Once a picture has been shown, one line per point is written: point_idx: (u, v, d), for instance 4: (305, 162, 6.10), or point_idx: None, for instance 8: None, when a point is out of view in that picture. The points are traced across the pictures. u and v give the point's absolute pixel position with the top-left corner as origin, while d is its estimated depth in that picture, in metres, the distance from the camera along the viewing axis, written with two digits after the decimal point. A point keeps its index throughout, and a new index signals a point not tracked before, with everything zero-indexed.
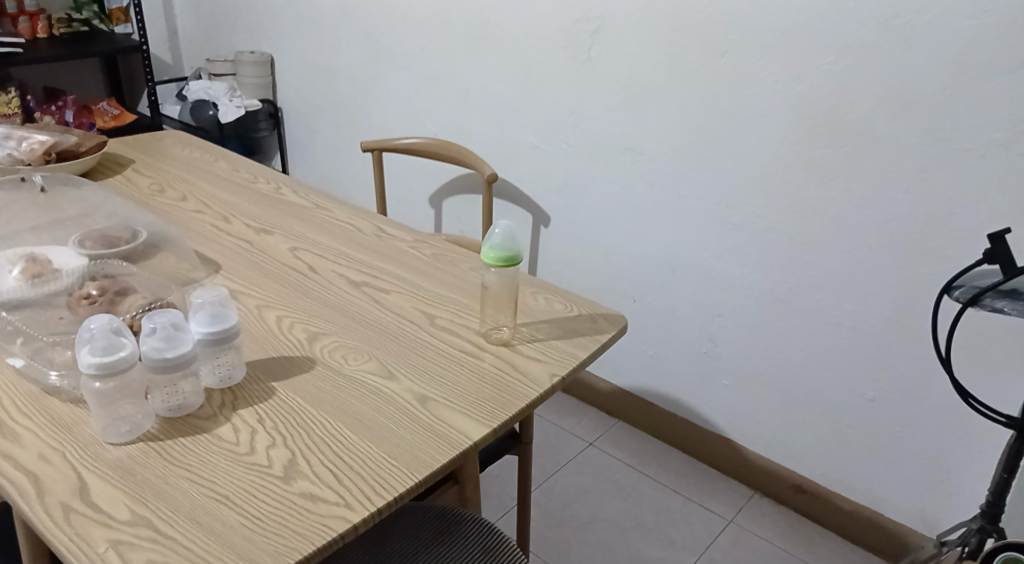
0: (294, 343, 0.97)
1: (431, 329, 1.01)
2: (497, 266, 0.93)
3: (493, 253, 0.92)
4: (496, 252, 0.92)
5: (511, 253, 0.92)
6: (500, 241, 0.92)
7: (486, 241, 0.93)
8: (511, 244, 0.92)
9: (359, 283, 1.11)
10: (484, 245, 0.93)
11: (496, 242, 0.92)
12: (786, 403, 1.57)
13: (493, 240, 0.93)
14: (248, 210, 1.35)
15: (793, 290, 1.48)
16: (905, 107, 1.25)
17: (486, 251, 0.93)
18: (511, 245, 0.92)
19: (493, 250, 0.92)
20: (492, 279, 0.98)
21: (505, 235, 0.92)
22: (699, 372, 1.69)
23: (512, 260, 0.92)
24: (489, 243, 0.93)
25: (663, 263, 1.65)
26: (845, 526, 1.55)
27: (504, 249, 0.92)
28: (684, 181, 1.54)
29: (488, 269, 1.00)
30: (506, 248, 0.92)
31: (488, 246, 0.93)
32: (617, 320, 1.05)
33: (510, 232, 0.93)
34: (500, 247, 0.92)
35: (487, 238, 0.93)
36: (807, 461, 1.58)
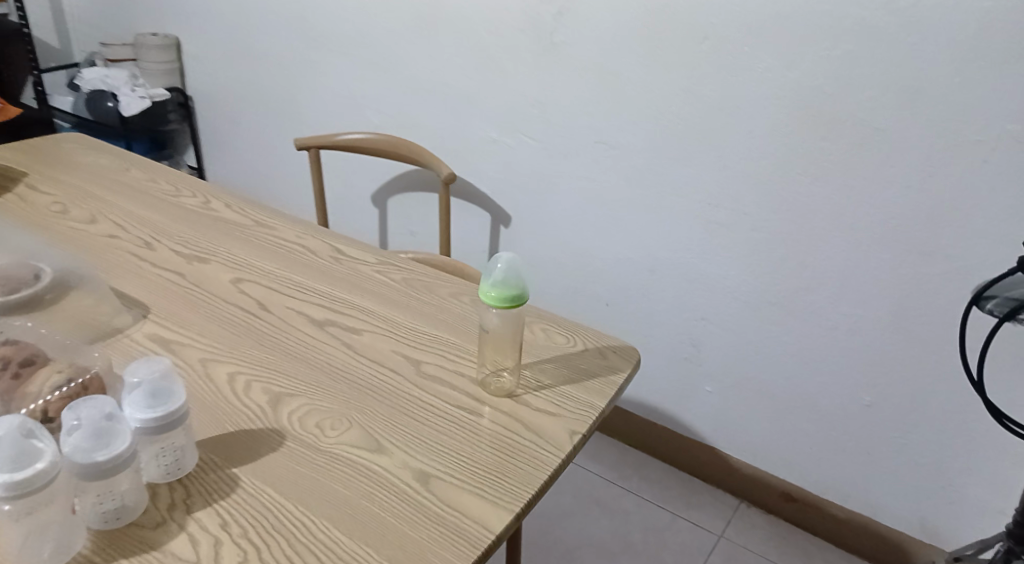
0: (254, 410, 0.79)
1: (418, 380, 0.85)
2: (501, 307, 0.77)
3: (495, 290, 0.77)
4: (499, 289, 0.77)
5: (517, 291, 0.77)
6: (503, 276, 0.77)
7: (485, 276, 0.78)
8: (517, 278, 0.77)
9: (323, 323, 0.94)
10: (483, 281, 0.78)
11: (499, 277, 0.77)
12: (776, 409, 1.49)
13: (495, 275, 0.78)
14: (177, 231, 1.14)
15: (783, 292, 1.39)
16: (910, 97, 1.15)
17: (486, 289, 0.78)
18: (517, 282, 0.77)
19: (494, 287, 0.77)
20: (491, 321, 0.84)
21: (508, 268, 0.78)
22: (680, 378, 1.59)
23: (518, 299, 0.77)
24: (490, 278, 0.78)
25: (641, 265, 1.53)
26: (839, 535, 1.51)
27: (508, 284, 0.77)
28: (665, 178, 1.42)
29: (486, 308, 0.85)
30: (510, 284, 0.77)
31: (489, 282, 0.78)
32: (629, 354, 0.92)
33: (513, 266, 0.78)
34: (504, 283, 0.77)
35: (487, 273, 0.78)
36: (797, 467, 1.51)
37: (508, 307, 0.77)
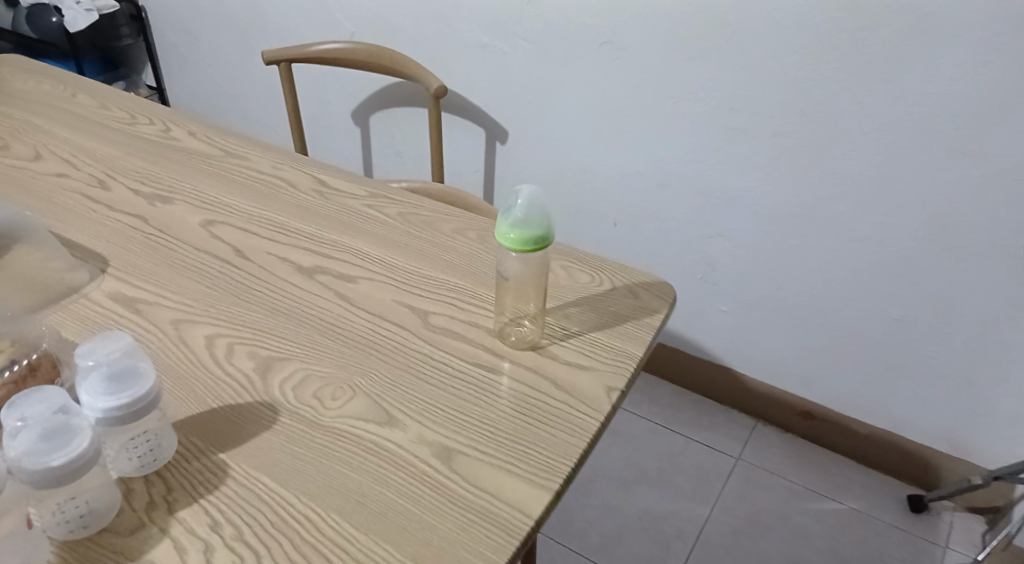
0: (240, 380, 0.68)
1: (427, 335, 0.74)
2: (525, 249, 0.66)
3: (515, 231, 0.66)
4: (520, 230, 0.65)
5: (542, 230, 0.66)
6: (524, 214, 0.66)
7: (503, 213, 0.67)
8: (541, 216, 0.66)
9: (312, 271, 0.82)
10: (501, 220, 0.67)
11: (520, 216, 0.66)
12: (797, 327, 1.40)
13: (514, 213, 0.66)
14: (137, 167, 1.00)
15: (809, 203, 1.27)
16: None
17: (504, 230, 0.66)
18: (541, 219, 0.66)
19: (514, 228, 0.66)
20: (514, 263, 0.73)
21: (530, 204, 0.66)
22: (694, 298, 1.49)
23: (542, 240, 0.66)
24: (509, 217, 0.66)
25: (651, 180, 1.40)
26: (861, 451, 1.45)
27: (531, 224, 0.65)
28: (678, 81, 1.27)
29: (504, 254, 0.74)
30: (533, 224, 0.65)
31: (508, 221, 0.66)
32: (664, 291, 0.81)
33: (537, 201, 0.66)
34: (526, 223, 0.65)
35: (504, 211, 0.67)
36: (817, 385, 1.45)
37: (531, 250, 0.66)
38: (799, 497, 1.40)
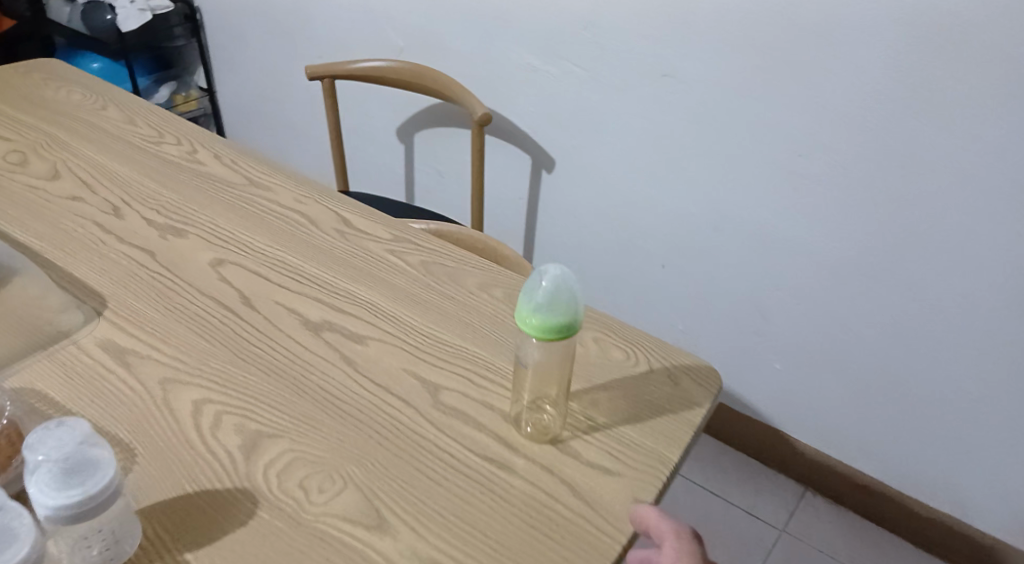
0: (220, 459, 0.61)
1: (435, 415, 0.66)
2: (550, 337, 0.57)
3: (538, 318, 0.57)
4: (544, 317, 0.57)
5: (569, 317, 0.57)
6: (549, 299, 0.57)
7: (525, 294, 0.58)
8: (569, 302, 0.57)
9: (320, 327, 0.75)
10: (522, 301, 0.58)
11: (543, 300, 0.57)
12: (858, 393, 1.28)
13: (539, 295, 0.57)
14: (154, 192, 0.94)
15: (881, 263, 1.14)
16: None
17: (525, 314, 0.58)
18: (568, 304, 0.57)
19: (537, 314, 0.57)
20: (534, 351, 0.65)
21: (558, 287, 0.57)
22: (745, 351, 1.38)
23: (569, 329, 0.57)
24: (532, 299, 0.57)
25: (704, 222, 1.28)
26: (920, 533, 1.33)
27: (557, 310, 0.57)
28: (742, 120, 1.15)
29: (524, 343, 0.65)
30: (559, 310, 0.57)
31: (530, 305, 0.57)
32: (707, 379, 0.72)
33: (563, 283, 0.58)
34: (551, 309, 0.57)
35: (527, 292, 0.58)
36: (876, 458, 1.32)
37: (555, 339, 0.58)
38: None
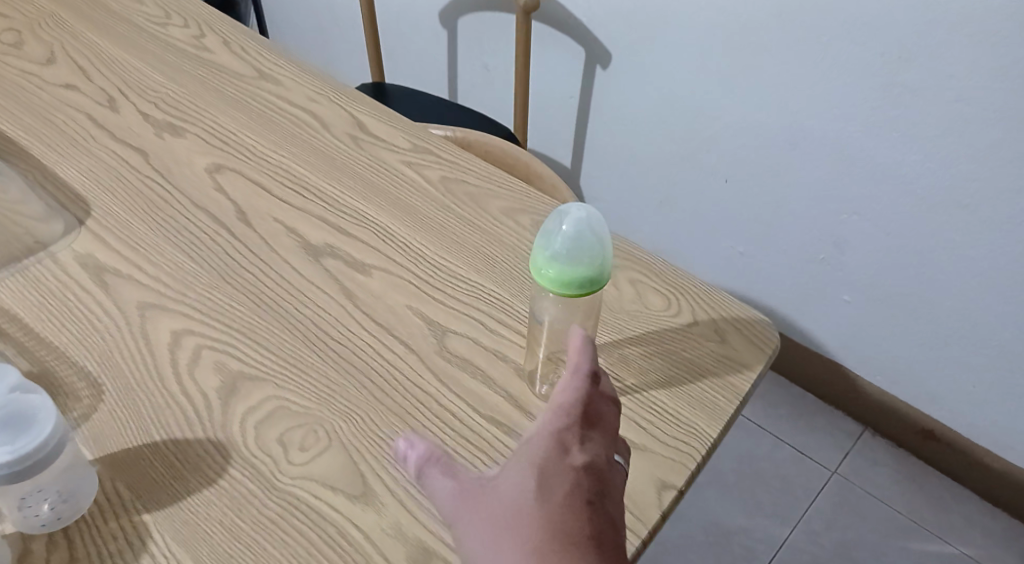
0: (194, 406, 0.54)
1: (440, 366, 0.57)
2: (570, 293, 0.48)
3: (557, 270, 0.47)
4: (563, 268, 0.47)
5: (593, 271, 0.47)
6: (570, 247, 0.47)
7: (541, 239, 0.48)
8: (594, 251, 0.47)
9: (320, 252, 0.66)
10: (536, 248, 0.49)
11: (564, 250, 0.47)
12: (935, 334, 1.16)
13: (557, 242, 0.47)
14: (154, 83, 0.84)
15: (983, 193, 0.99)
16: None
17: (541, 264, 0.48)
18: (594, 254, 0.47)
19: (555, 265, 0.47)
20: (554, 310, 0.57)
21: (580, 231, 0.47)
22: (810, 281, 1.25)
23: (595, 283, 0.47)
24: (548, 247, 0.48)
25: (778, 135, 1.12)
26: (985, 484, 1.23)
27: (580, 260, 0.47)
28: (834, 15, 0.97)
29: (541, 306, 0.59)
30: (582, 262, 0.47)
31: (547, 254, 0.47)
32: (762, 337, 0.61)
33: (589, 229, 0.47)
34: (573, 259, 0.47)
35: (542, 237, 0.48)
36: (946, 403, 1.21)
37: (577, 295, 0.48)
38: (899, 532, 1.21)
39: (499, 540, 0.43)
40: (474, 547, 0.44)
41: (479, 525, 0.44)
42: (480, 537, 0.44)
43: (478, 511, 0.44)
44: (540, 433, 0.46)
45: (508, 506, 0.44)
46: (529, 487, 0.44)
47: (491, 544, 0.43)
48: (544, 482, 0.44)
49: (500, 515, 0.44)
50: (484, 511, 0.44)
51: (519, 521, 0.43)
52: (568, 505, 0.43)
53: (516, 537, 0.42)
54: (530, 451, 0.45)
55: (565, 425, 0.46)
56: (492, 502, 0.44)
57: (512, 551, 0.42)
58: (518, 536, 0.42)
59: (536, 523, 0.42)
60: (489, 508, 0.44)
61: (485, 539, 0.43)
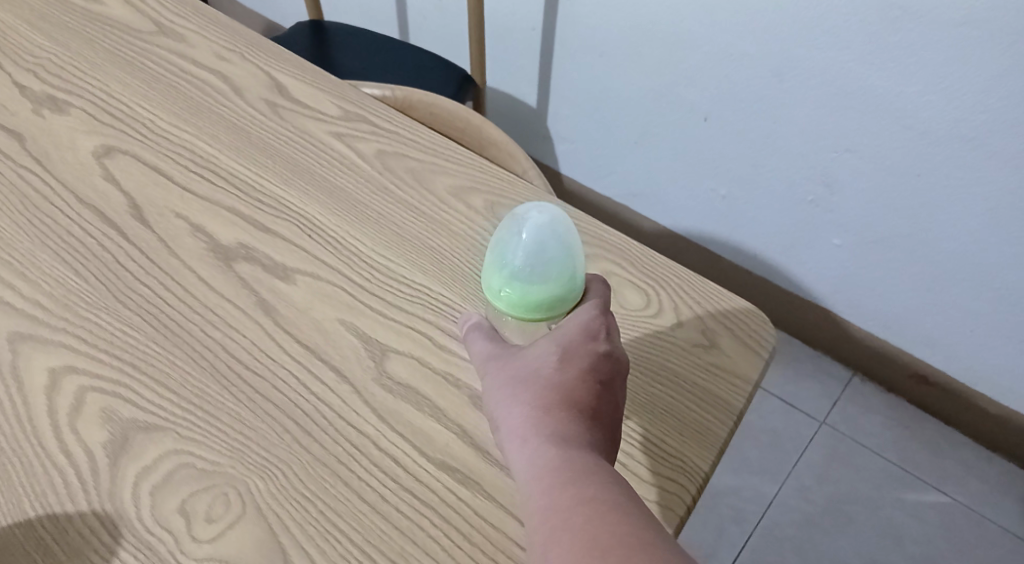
0: (72, 470, 0.44)
1: (378, 399, 0.48)
2: (529, 312, 0.47)
3: (522, 286, 0.47)
4: (520, 289, 0.47)
5: (553, 289, 0.46)
6: (530, 260, 0.46)
7: (498, 256, 0.48)
8: (555, 262, 0.46)
9: (232, 255, 0.55)
10: (492, 266, 0.48)
11: (521, 268, 0.47)
12: (934, 277, 1.07)
13: (518, 256, 0.47)
14: (30, 45, 0.70)
15: (993, 125, 0.88)
16: None
17: (499, 286, 0.48)
18: (553, 269, 0.46)
19: (517, 285, 0.47)
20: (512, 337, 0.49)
21: (542, 240, 0.47)
22: (799, 223, 1.15)
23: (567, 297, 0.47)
24: (509, 263, 0.47)
25: (765, 66, 1.00)
26: (980, 427, 1.18)
27: (549, 276, 0.46)
28: None
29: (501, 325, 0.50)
30: (539, 279, 0.46)
31: (506, 273, 0.47)
32: (756, 337, 0.52)
33: (549, 239, 0.47)
34: (538, 275, 0.46)
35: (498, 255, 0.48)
36: (943, 348, 1.15)
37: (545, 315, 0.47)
38: (892, 481, 1.16)
39: (513, 395, 0.43)
40: (492, 398, 0.45)
41: (500, 378, 0.45)
42: (498, 393, 0.44)
43: (503, 369, 0.45)
44: (574, 314, 0.45)
45: (529, 366, 0.44)
46: (548, 356, 0.43)
47: (505, 397, 0.44)
48: (565, 358, 0.43)
49: (519, 373, 0.44)
50: (509, 366, 0.45)
51: (533, 381, 0.43)
52: (581, 377, 0.42)
53: (528, 394, 0.43)
54: (561, 328, 0.45)
55: (596, 314, 0.45)
56: (515, 361, 0.44)
57: (521, 405, 0.43)
58: (530, 394, 0.43)
59: (547, 387, 0.42)
60: (511, 369, 0.44)
61: (501, 391, 0.44)
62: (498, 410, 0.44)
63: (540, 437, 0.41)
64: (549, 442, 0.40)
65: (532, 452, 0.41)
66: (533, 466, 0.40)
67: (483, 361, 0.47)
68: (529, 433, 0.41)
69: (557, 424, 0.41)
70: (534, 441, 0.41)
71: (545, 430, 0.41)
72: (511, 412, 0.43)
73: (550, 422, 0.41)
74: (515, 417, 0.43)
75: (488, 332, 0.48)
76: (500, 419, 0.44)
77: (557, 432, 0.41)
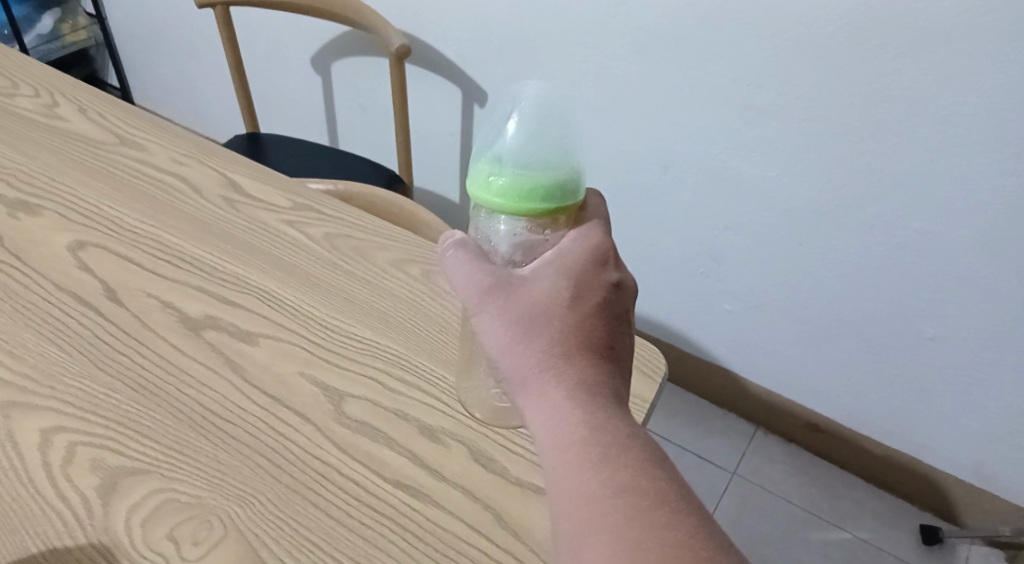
0: (68, 511, 0.50)
1: (338, 435, 0.56)
2: (522, 203, 0.50)
3: (516, 175, 0.50)
4: (516, 178, 0.49)
5: (549, 180, 0.49)
6: (527, 155, 0.50)
7: (497, 150, 0.51)
8: (549, 160, 0.50)
9: (199, 324, 0.63)
10: (491, 159, 0.51)
11: (519, 159, 0.50)
12: (814, 334, 1.22)
13: (516, 151, 0.50)
14: (3, 158, 0.78)
15: (838, 201, 1.05)
16: None
17: (495, 177, 0.50)
18: (548, 163, 0.50)
19: (518, 170, 0.50)
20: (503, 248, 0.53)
21: (539, 137, 0.51)
22: (696, 293, 1.30)
23: (568, 191, 0.50)
24: (506, 157, 0.50)
25: (652, 160, 1.16)
26: (871, 469, 1.31)
27: (545, 169, 0.50)
28: (685, 45, 1.02)
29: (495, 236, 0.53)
30: (534, 169, 0.50)
31: (503, 165, 0.50)
32: (649, 365, 0.63)
33: (545, 138, 0.51)
34: (535, 166, 0.50)
35: (498, 146, 0.51)
36: (830, 398, 1.29)
37: (545, 209, 0.50)
38: (800, 523, 1.27)
39: (523, 338, 0.48)
40: (498, 337, 0.49)
41: (514, 312, 0.49)
42: (515, 327, 0.49)
43: (516, 303, 0.49)
44: (577, 247, 0.50)
45: (536, 307, 0.49)
46: (565, 294, 0.49)
47: (518, 338, 0.48)
48: (581, 295, 0.49)
49: (536, 309, 0.49)
50: (514, 306, 0.49)
51: (552, 317, 0.48)
52: (596, 316, 0.48)
53: (548, 332, 0.48)
54: (566, 263, 0.50)
55: (599, 250, 0.50)
56: (529, 296, 0.49)
57: (533, 348, 0.48)
58: (552, 331, 0.48)
59: (568, 325, 0.48)
60: (526, 305, 0.49)
61: (512, 334, 0.48)
62: (515, 344, 0.48)
63: (568, 378, 0.47)
64: (578, 384, 0.46)
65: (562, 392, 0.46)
66: (566, 404, 0.46)
67: (487, 293, 0.50)
68: (547, 380, 0.47)
69: (582, 367, 0.47)
70: (551, 389, 0.46)
71: (572, 372, 0.47)
72: (526, 354, 0.48)
73: (575, 362, 0.47)
74: (537, 353, 0.48)
75: (480, 258, 0.52)
76: (518, 354, 0.48)
77: (583, 374, 0.47)
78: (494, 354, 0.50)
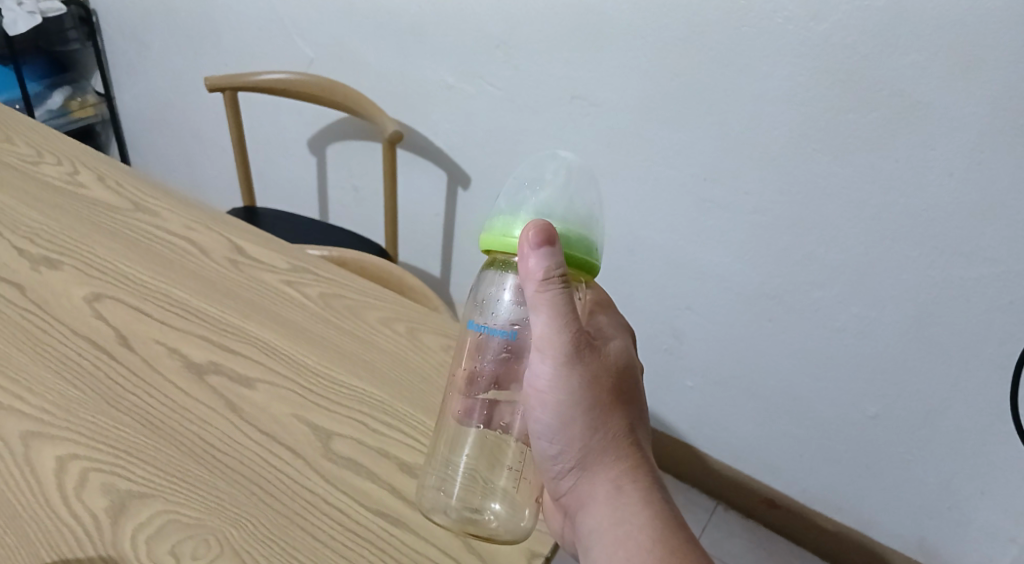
0: (83, 529, 0.56)
1: (326, 469, 0.62)
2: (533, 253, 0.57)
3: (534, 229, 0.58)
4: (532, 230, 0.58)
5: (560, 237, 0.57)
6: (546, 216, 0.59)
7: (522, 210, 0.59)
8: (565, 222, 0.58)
9: (204, 370, 0.70)
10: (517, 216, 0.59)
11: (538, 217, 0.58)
12: (768, 411, 1.30)
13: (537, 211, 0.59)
14: (28, 218, 0.86)
15: (785, 287, 1.16)
16: (962, 71, 0.91)
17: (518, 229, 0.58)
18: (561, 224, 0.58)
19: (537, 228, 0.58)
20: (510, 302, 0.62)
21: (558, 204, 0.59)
22: (660, 370, 1.38)
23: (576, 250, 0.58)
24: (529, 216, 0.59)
25: (619, 244, 1.26)
26: (822, 544, 1.38)
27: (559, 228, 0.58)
28: (649, 142, 1.14)
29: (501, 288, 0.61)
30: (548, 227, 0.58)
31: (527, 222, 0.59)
32: None
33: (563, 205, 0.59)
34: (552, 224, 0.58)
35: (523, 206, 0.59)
36: (783, 474, 1.36)
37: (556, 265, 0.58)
38: None
39: (597, 426, 0.60)
40: (574, 422, 0.60)
41: (589, 402, 0.60)
42: (592, 417, 0.60)
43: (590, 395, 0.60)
44: (622, 347, 0.63)
45: (605, 398, 0.60)
46: (625, 391, 0.61)
47: (594, 427, 0.60)
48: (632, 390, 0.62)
49: (607, 402, 0.60)
50: (592, 396, 0.60)
51: (619, 412, 0.61)
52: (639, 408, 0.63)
53: (617, 425, 0.60)
54: (620, 362, 0.62)
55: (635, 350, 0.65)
56: (598, 387, 0.60)
57: (606, 438, 0.60)
58: (619, 424, 0.60)
59: (627, 418, 0.61)
60: (599, 397, 0.60)
61: (590, 423, 0.60)
62: (592, 432, 0.60)
63: (633, 464, 0.60)
64: (641, 471, 0.60)
65: (632, 478, 0.60)
66: (638, 490, 0.59)
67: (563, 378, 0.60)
68: (622, 468, 0.60)
69: (641, 456, 0.61)
70: (625, 482, 0.60)
71: (636, 459, 0.60)
72: (600, 442, 0.60)
73: (635, 450, 0.61)
74: (609, 443, 0.60)
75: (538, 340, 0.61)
76: (595, 441, 0.60)
77: (641, 462, 0.61)
78: (565, 434, 0.61)
